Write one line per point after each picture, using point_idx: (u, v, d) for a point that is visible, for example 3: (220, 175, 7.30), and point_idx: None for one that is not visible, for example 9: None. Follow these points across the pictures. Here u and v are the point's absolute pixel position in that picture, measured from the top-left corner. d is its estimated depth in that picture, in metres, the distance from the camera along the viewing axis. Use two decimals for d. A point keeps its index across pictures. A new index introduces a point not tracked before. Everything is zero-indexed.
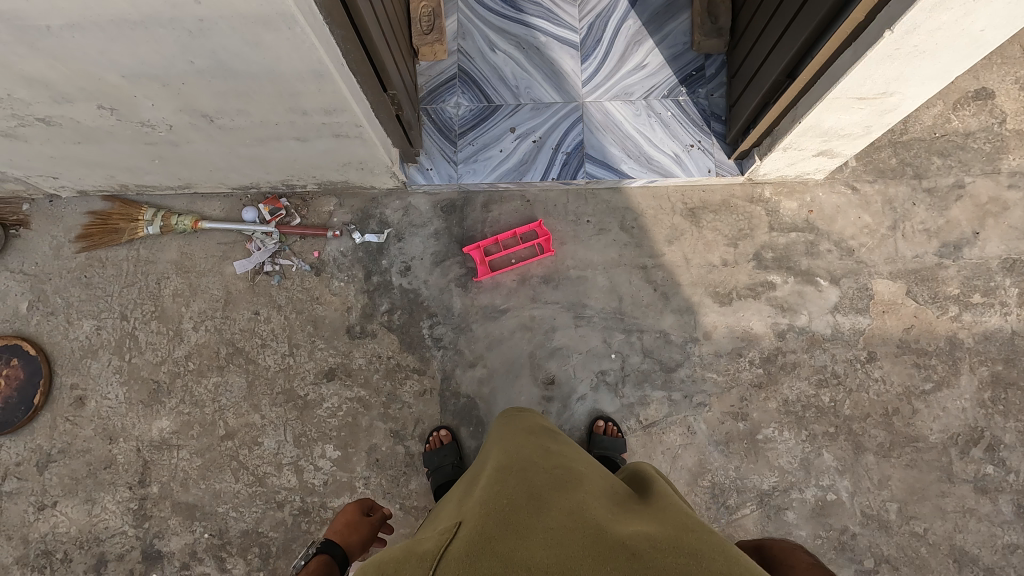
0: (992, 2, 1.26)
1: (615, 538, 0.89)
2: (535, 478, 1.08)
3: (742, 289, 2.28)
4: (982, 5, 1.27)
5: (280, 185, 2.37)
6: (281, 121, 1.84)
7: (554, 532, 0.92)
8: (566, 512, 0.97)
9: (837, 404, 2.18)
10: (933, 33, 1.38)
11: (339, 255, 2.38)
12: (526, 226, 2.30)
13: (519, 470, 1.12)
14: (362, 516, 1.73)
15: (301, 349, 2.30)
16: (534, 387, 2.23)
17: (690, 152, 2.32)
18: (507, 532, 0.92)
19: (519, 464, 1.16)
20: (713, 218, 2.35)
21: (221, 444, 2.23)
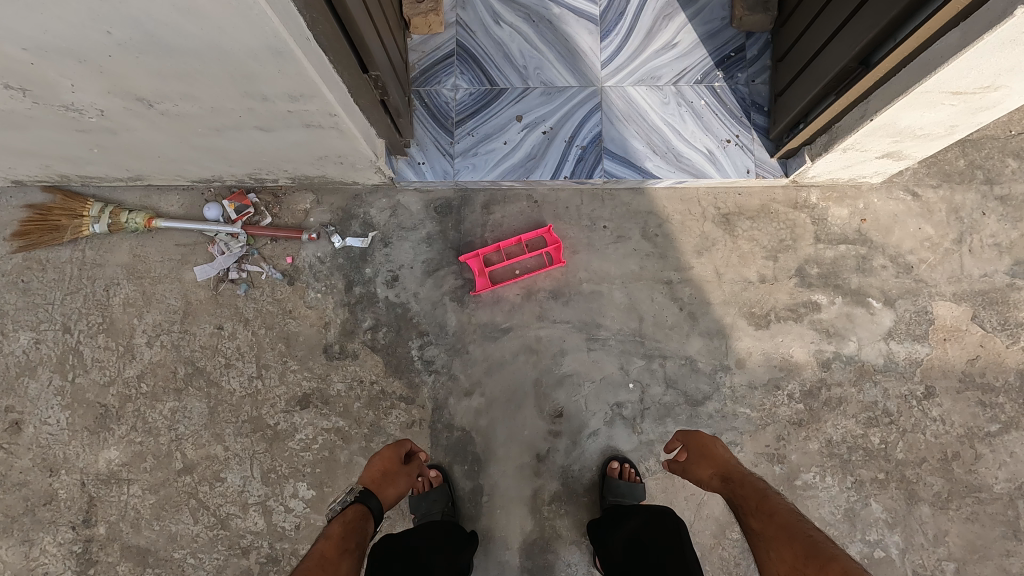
0: None
1: None
2: None
3: (782, 310, 1.97)
4: None
5: (246, 178, 2.03)
6: (238, 108, 1.49)
7: None
8: None
9: (888, 446, 1.89)
10: None
11: (315, 262, 2.06)
12: (534, 233, 1.99)
13: None
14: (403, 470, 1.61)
15: (271, 371, 2.00)
16: (539, 420, 1.93)
17: (727, 149, 1.99)
18: None
19: None
20: (750, 227, 2.02)
21: (178, 479, 1.94)
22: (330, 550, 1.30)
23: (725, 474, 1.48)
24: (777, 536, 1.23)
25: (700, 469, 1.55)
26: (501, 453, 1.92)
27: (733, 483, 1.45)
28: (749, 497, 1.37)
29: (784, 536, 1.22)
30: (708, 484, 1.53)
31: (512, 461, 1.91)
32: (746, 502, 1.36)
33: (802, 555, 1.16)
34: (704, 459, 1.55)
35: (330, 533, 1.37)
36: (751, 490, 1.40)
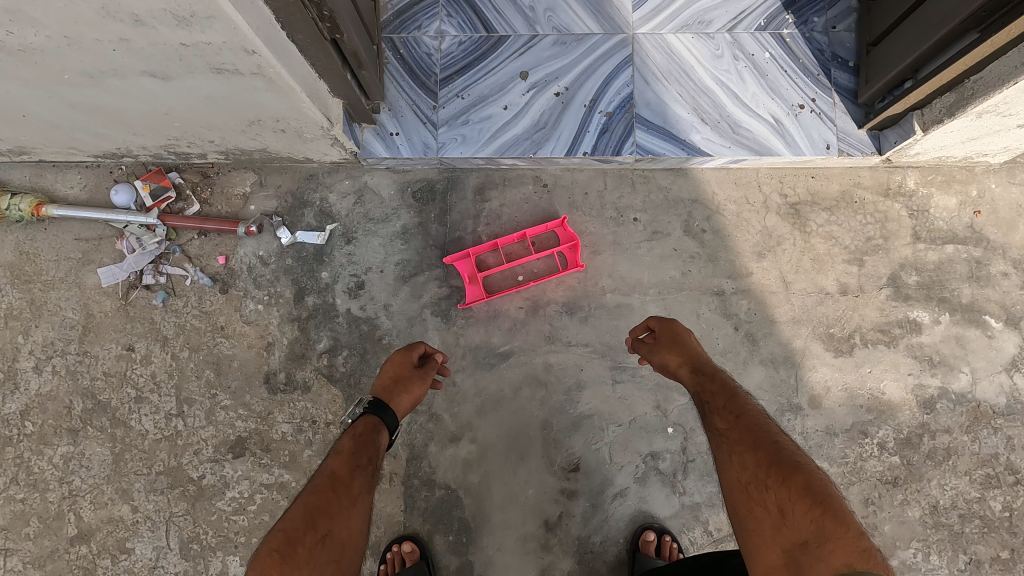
0: None
1: None
2: None
3: (870, 331, 1.49)
4: None
5: (165, 153, 1.53)
6: (106, 39, 0.99)
7: None
8: None
9: (1013, 514, 1.42)
10: None
11: (256, 263, 1.58)
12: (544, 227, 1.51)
13: None
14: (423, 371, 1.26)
15: (196, 407, 1.52)
16: (548, 476, 1.46)
17: (800, 117, 1.50)
18: None
19: None
20: (827, 220, 1.54)
21: (71, 550, 1.47)
22: (340, 472, 1.06)
23: (694, 361, 1.17)
24: (741, 440, 0.99)
25: (667, 355, 1.21)
26: (498, 519, 1.45)
27: (703, 383, 1.13)
28: (716, 396, 1.08)
29: (749, 440, 0.98)
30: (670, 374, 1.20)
31: (512, 531, 1.44)
32: (714, 400, 1.07)
33: (766, 465, 0.93)
34: (675, 344, 1.20)
35: (340, 446, 1.11)
36: (723, 391, 1.09)
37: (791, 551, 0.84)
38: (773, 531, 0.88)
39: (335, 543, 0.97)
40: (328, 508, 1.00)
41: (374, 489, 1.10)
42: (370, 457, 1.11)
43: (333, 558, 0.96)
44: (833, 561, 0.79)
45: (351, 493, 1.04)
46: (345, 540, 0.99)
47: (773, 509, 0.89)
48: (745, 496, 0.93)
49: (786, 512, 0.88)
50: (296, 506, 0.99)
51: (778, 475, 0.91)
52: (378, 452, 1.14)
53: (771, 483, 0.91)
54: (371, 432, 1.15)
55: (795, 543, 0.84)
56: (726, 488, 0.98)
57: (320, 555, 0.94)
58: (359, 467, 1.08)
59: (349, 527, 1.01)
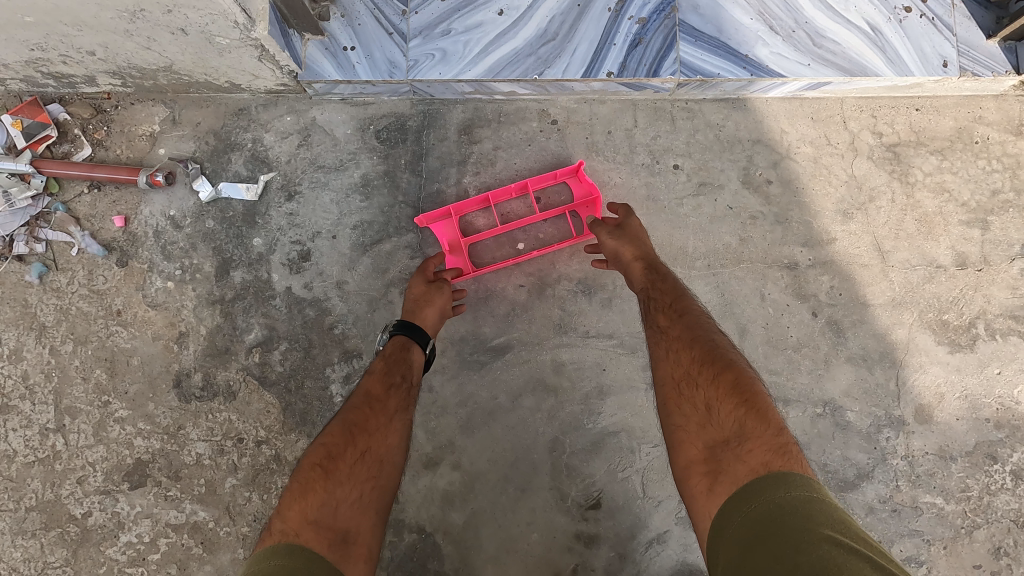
0: None
1: None
2: None
3: (999, 319, 1.09)
4: None
5: (37, 74, 1.13)
6: None
7: None
8: None
9: None
10: None
11: (166, 226, 1.17)
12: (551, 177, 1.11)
13: None
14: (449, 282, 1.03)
15: (81, 419, 1.12)
16: (558, 516, 1.07)
17: (905, 24, 1.09)
18: None
19: None
20: (937, 167, 1.13)
21: None
22: (375, 391, 0.90)
23: (646, 256, 0.98)
24: (681, 338, 0.85)
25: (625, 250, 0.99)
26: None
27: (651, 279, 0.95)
28: (662, 293, 0.93)
29: (687, 336, 0.84)
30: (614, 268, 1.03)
31: None
32: (659, 297, 0.92)
33: (700, 360, 0.80)
34: (633, 237, 1.00)
35: (373, 365, 0.95)
36: (675, 291, 0.93)
37: (712, 448, 0.73)
38: (698, 428, 0.76)
39: (375, 461, 0.83)
40: (366, 425, 0.85)
41: (413, 409, 0.93)
42: (406, 374, 0.95)
43: (375, 477, 0.82)
44: (750, 459, 0.68)
45: (388, 411, 0.89)
46: (385, 458, 0.84)
47: (701, 406, 0.77)
48: (675, 395, 0.81)
49: (712, 409, 0.76)
50: (334, 422, 0.86)
51: (709, 370, 0.78)
52: (414, 371, 0.97)
53: (702, 380, 0.78)
54: (402, 351, 0.97)
55: (717, 441, 0.73)
56: (657, 385, 0.85)
57: (362, 473, 0.81)
58: (394, 384, 0.92)
59: (387, 444, 0.86)
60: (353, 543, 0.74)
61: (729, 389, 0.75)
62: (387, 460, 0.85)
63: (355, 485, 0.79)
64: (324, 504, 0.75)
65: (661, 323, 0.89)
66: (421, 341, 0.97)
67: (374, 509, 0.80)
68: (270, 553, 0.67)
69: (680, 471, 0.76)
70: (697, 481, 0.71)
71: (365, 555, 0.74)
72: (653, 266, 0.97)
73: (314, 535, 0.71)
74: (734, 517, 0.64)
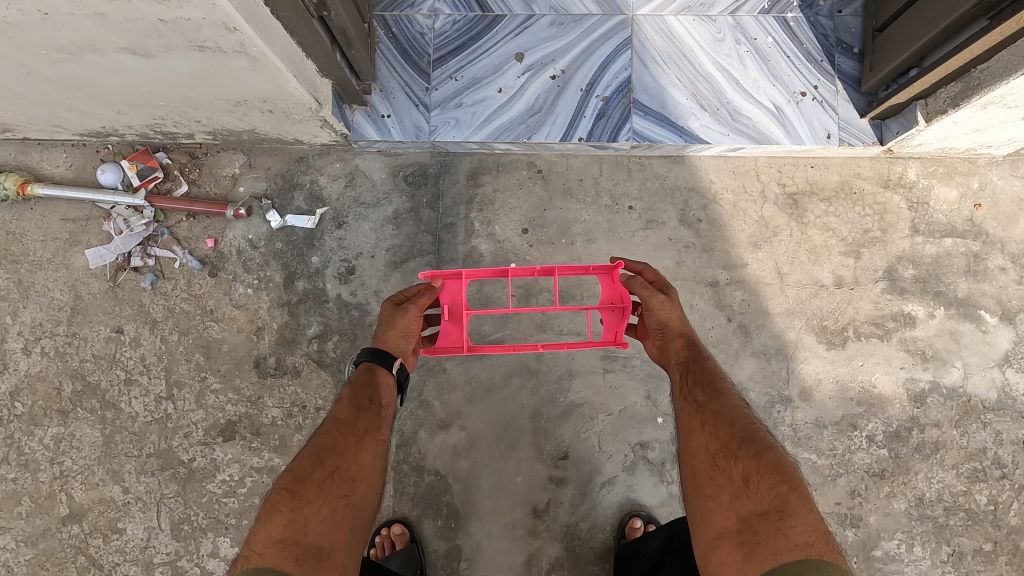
0: None
1: None
2: None
3: (863, 325, 1.48)
4: None
5: (151, 132, 1.50)
6: (77, 10, 0.95)
7: None
8: None
9: (998, 508, 1.43)
10: None
11: (245, 246, 1.55)
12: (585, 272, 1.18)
13: None
14: (415, 301, 1.17)
15: (186, 389, 1.52)
16: (537, 464, 1.47)
17: (800, 105, 1.46)
18: None
19: None
20: (825, 211, 1.51)
21: (63, 530, 1.49)
22: (346, 413, 1.09)
23: (689, 334, 1.17)
24: (715, 417, 1.00)
25: (661, 315, 1.16)
26: (487, 506, 1.45)
27: (691, 364, 1.11)
28: (701, 373, 1.08)
29: (724, 416, 1.00)
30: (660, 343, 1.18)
31: (500, 518, 1.45)
32: (699, 375, 1.08)
33: (739, 440, 0.94)
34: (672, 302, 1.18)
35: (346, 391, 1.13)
36: (715, 375, 1.08)
37: (747, 519, 0.86)
38: (731, 498, 0.90)
39: (344, 479, 1.01)
40: (339, 447, 1.03)
41: (381, 428, 1.13)
42: (373, 395, 1.14)
43: (347, 496, 1.00)
44: (792, 535, 0.80)
45: (360, 432, 1.07)
46: (358, 479, 1.03)
47: (737, 479, 0.91)
48: (711, 466, 0.95)
49: (750, 482, 0.89)
50: (305, 451, 1.03)
51: (745, 450, 0.94)
52: (382, 390, 1.16)
53: (738, 457, 0.94)
54: (370, 374, 1.15)
55: (754, 513, 0.86)
56: (689, 455, 1.00)
57: (333, 492, 0.98)
58: (362, 407, 1.10)
59: (355, 466, 1.04)
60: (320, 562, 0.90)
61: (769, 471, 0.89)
62: (359, 480, 1.03)
63: (324, 503, 0.96)
64: (292, 521, 0.91)
65: (696, 399, 1.05)
66: (387, 363, 1.15)
67: (343, 525, 0.97)
68: (242, 573, 0.82)
69: (710, 541, 0.89)
70: (731, 550, 0.85)
71: (334, 567, 0.90)
72: (692, 343, 1.16)
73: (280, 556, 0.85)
74: None
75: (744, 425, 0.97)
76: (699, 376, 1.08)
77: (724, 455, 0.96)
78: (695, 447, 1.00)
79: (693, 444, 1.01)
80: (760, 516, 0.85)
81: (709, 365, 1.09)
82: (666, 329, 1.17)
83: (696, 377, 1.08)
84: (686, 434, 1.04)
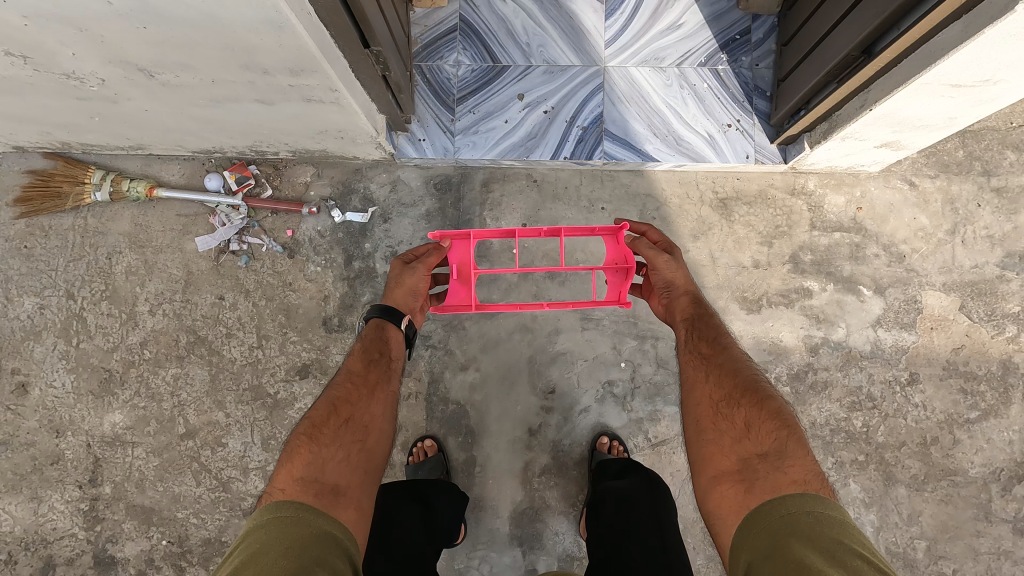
0: None
1: None
2: None
3: (774, 295, 2.00)
4: None
5: (248, 151, 2.03)
6: (237, 80, 1.47)
7: None
8: None
9: (870, 429, 1.95)
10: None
11: (315, 235, 2.08)
12: (593, 233, 1.58)
13: None
14: (422, 261, 1.59)
15: (271, 341, 2.04)
16: (532, 396, 1.99)
17: (727, 134, 1.99)
18: None
19: None
20: (746, 212, 2.04)
21: (181, 443, 2.01)
22: (355, 367, 1.49)
23: (693, 292, 1.56)
24: (720, 373, 1.38)
25: (677, 278, 1.57)
26: (495, 427, 1.98)
27: (704, 332, 1.48)
28: (708, 335, 1.47)
29: (726, 370, 1.38)
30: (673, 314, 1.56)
31: (505, 435, 1.97)
32: (707, 336, 1.46)
33: (743, 392, 1.32)
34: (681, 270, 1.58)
35: (355, 349, 1.55)
36: (722, 341, 1.46)
37: (749, 458, 1.21)
38: (735, 439, 1.26)
39: (356, 428, 1.36)
40: (348, 401, 1.41)
41: (386, 385, 1.47)
42: (383, 350, 1.54)
43: (358, 438, 1.35)
44: (789, 471, 1.14)
45: (367, 388, 1.45)
46: (365, 425, 1.39)
47: (741, 424, 1.28)
48: (717, 411, 1.32)
49: (750, 426, 1.26)
50: (324, 408, 1.39)
51: (751, 398, 1.31)
52: (391, 345, 1.56)
53: (744, 402, 1.30)
54: (378, 329, 1.56)
55: (754, 451, 1.21)
56: (698, 403, 1.37)
57: (345, 435, 1.34)
58: (370, 364, 1.49)
59: (365, 418, 1.38)
60: (338, 486, 1.23)
61: (770, 416, 1.26)
62: (366, 426, 1.39)
63: (339, 444, 1.31)
64: (310, 463, 1.24)
65: (704, 356, 1.43)
66: (393, 318, 1.56)
67: (356, 465, 1.29)
68: (270, 505, 1.13)
69: (716, 474, 1.24)
70: (736, 480, 1.19)
71: (343, 501, 1.20)
72: (695, 300, 1.54)
73: (305, 481, 1.19)
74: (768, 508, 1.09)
75: (746, 381, 1.35)
76: (707, 340, 1.46)
77: (731, 401, 1.32)
78: (703, 395, 1.37)
79: (699, 394, 1.38)
80: (760, 455, 1.20)
81: (717, 335, 1.46)
82: (673, 288, 1.57)
83: (704, 342, 1.45)
84: (694, 386, 1.41)
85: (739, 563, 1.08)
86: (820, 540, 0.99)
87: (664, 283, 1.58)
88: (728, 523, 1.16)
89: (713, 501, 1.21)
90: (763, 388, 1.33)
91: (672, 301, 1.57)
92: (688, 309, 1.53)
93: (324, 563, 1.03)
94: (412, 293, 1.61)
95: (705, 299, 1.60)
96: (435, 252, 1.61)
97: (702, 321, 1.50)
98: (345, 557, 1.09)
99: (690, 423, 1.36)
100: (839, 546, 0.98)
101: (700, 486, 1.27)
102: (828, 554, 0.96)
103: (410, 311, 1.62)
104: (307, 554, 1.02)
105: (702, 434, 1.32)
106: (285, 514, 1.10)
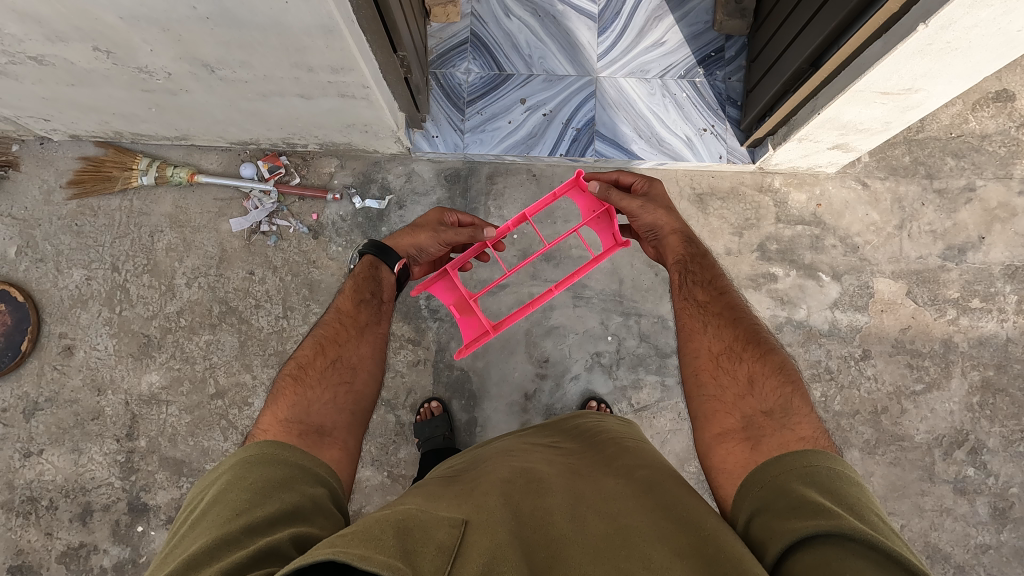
0: (1003, 17, 1.27)
1: (428, 522, 0.92)
2: (447, 503, 1.05)
3: (744, 279, 2.26)
4: (996, 16, 1.27)
5: (280, 142, 2.30)
6: (286, 76, 1.74)
7: (422, 514, 0.95)
8: (441, 506, 1.02)
9: (828, 399, 2.19)
10: (947, 44, 1.39)
11: (337, 219, 2.33)
12: (554, 197, 1.69)
13: (477, 487, 1.12)
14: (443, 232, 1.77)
15: (296, 312, 2.27)
16: (528, 365, 2.23)
17: (702, 136, 2.29)
18: (424, 520, 0.93)
19: (486, 476, 1.18)
20: (720, 206, 2.31)
21: (211, 402, 2.23)
22: (344, 308, 1.62)
23: (683, 232, 1.65)
24: (719, 324, 1.44)
25: (666, 223, 1.66)
26: (494, 391, 2.21)
27: (703, 286, 1.54)
28: (706, 285, 1.54)
29: (726, 320, 1.44)
30: (664, 255, 1.66)
31: (503, 399, 2.21)
32: (705, 286, 1.54)
33: (744, 347, 1.37)
34: (667, 210, 1.67)
35: (345, 288, 1.67)
36: (720, 292, 1.52)
37: (752, 418, 1.23)
38: (737, 396, 1.29)
39: (343, 372, 1.48)
40: (333, 344, 1.52)
41: (370, 336, 1.60)
42: (376, 292, 1.67)
43: (344, 379, 1.47)
44: (799, 429, 1.17)
45: (354, 330, 1.57)
46: (351, 366, 1.51)
47: (745, 380, 1.31)
48: (718, 364, 1.36)
49: (754, 383, 1.30)
50: (310, 351, 1.50)
51: (753, 352, 1.35)
52: (385, 289, 1.70)
53: (746, 356, 1.35)
54: (372, 267, 1.70)
55: (758, 410, 1.24)
56: (699, 355, 1.40)
57: (332, 377, 1.45)
58: (362, 307, 1.62)
59: (351, 362, 1.51)
60: (324, 426, 1.33)
61: (773, 372, 1.30)
62: (354, 367, 1.51)
63: (325, 385, 1.43)
64: (295, 404, 1.34)
65: (702, 307, 1.49)
66: (387, 259, 1.70)
67: (340, 410, 1.40)
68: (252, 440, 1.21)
69: (720, 434, 1.24)
70: (742, 441, 1.19)
71: (326, 442, 1.29)
72: (687, 239, 1.63)
73: (290, 423, 1.28)
74: (781, 457, 1.09)
75: (745, 333, 1.40)
76: (704, 293, 1.52)
77: (732, 354, 1.37)
78: (702, 348, 1.41)
79: (698, 346, 1.43)
80: (764, 412, 1.23)
81: (718, 289, 1.52)
82: (658, 232, 1.67)
83: (702, 296, 1.52)
84: (692, 338, 1.45)
85: (744, 509, 1.06)
86: (839, 493, 0.97)
87: (649, 232, 1.69)
88: (733, 479, 1.14)
89: (718, 458, 1.20)
90: (763, 340, 1.38)
91: (666, 250, 1.65)
92: (679, 248, 1.62)
93: (292, 489, 1.08)
94: (420, 250, 1.78)
95: (694, 236, 1.68)
96: (462, 234, 1.77)
97: (701, 273, 1.56)
98: (318, 485, 1.15)
99: (689, 375, 1.39)
100: (856, 500, 0.96)
101: (701, 443, 1.27)
102: (848, 505, 0.94)
103: (409, 258, 1.79)
104: (273, 485, 1.07)
105: (701, 389, 1.34)
106: (255, 451, 1.14)
